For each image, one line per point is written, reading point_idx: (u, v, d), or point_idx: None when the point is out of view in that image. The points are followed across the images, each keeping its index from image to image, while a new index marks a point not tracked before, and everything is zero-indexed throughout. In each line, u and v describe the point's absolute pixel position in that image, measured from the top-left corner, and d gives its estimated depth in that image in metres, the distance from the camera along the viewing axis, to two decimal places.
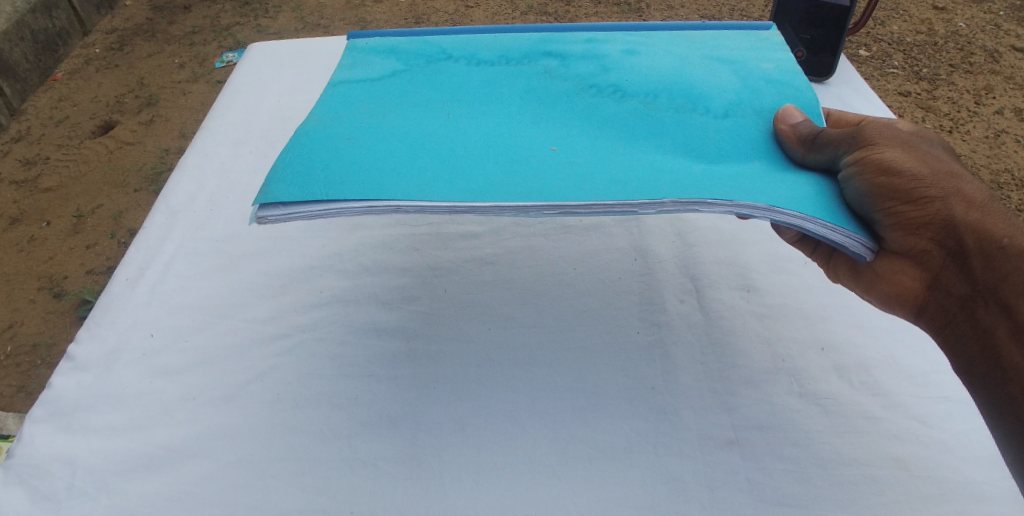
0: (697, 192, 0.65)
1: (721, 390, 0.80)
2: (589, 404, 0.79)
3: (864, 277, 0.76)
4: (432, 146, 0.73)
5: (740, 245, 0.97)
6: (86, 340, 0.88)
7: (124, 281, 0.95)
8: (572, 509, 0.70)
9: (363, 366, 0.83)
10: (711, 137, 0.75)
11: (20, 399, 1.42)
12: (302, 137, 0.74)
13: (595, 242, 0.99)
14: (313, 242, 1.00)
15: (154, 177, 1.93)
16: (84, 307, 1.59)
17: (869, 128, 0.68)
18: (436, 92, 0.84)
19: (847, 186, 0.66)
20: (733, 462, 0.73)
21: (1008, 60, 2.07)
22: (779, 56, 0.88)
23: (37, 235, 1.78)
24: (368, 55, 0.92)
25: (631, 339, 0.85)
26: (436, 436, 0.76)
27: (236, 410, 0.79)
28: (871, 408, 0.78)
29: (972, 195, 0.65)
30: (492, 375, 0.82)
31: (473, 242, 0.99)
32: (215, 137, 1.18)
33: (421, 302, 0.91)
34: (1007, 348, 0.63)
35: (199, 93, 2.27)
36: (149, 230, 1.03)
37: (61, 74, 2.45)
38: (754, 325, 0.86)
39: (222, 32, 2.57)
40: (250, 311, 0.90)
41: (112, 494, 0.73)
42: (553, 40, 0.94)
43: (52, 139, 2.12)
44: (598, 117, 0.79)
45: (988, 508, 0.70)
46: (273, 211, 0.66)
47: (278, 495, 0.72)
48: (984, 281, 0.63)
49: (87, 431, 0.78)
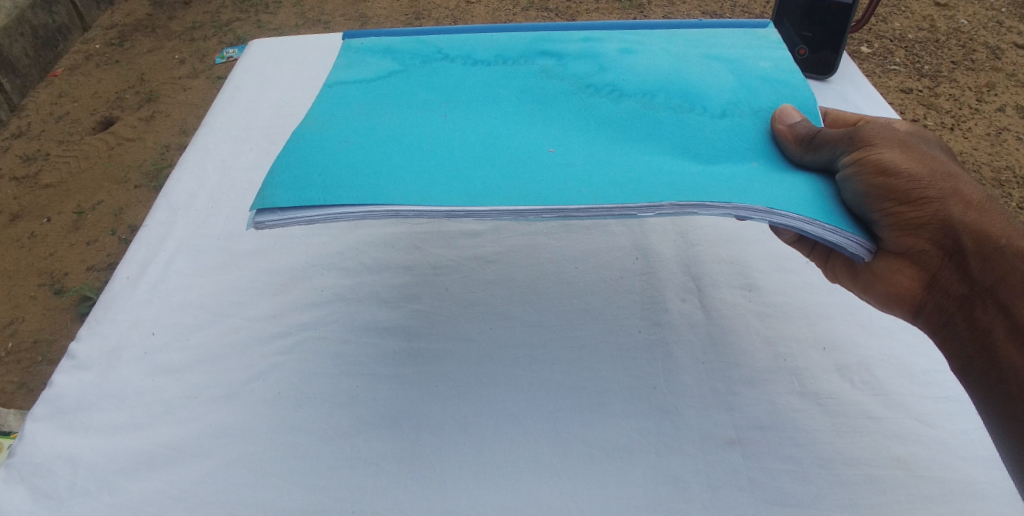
0: (696, 194, 0.65)
1: (722, 390, 0.80)
2: (590, 404, 0.79)
3: (863, 277, 0.76)
4: (430, 148, 0.73)
5: (741, 244, 0.97)
6: (86, 338, 0.88)
7: (124, 279, 0.95)
8: (573, 509, 0.71)
9: (364, 364, 0.83)
10: (709, 137, 0.75)
11: (20, 396, 1.42)
12: (299, 140, 0.74)
13: (596, 241, 0.98)
14: (314, 240, 0.99)
15: (154, 173, 1.93)
16: (84, 303, 1.59)
17: (867, 128, 0.68)
18: (433, 92, 0.83)
19: (846, 187, 0.66)
20: (734, 462, 0.73)
21: (1010, 57, 2.07)
22: (777, 54, 0.88)
23: (37, 231, 1.78)
24: (363, 56, 0.91)
25: (632, 338, 0.85)
26: (437, 434, 0.77)
27: (238, 409, 0.79)
28: (871, 407, 0.78)
29: (969, 195, 0.65)
30: (493, 374, 0.82)
31: (473, 240, 0.99)
32: (216, 134, 1.18)
33: (422, 301, 0.91)
34: (1005, 348, 0.62)
35: (199, 89, 2.27)
36: (150, 228, 1.03)
37: (61, 69, 2.45)
38: (755, 324, 0.86)
39: (222, 28, 2.57)
40: (251, 309, 0.90)
41: (113, 493, 0.73)
42: (549, 39, 0.94)
43: (52, 135, 2.12)
44: (595, 117, 0.79)
45: (989, 508, 0.70)
46: (270, 217, 0.66)
47: (280, 494, 0.72)
48: (982, 281, 0.63)
49: (88, 429, 0.78)
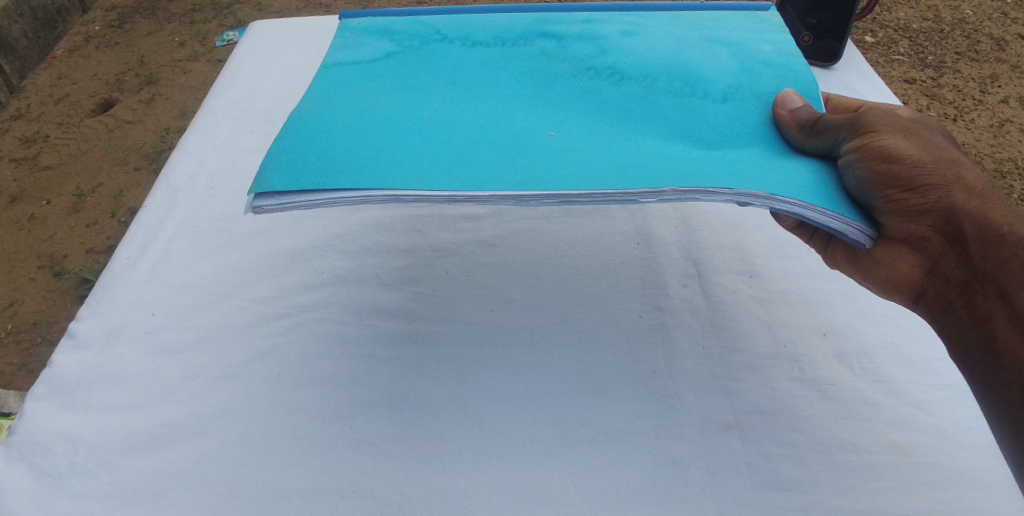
0: (697, 179, 0.64)
1: (722, 375, 0.80)
2: (589, 387, 0.79)
3: (863, 264, 0.76)
4: (430, 130, 0.72)
5: (742, 230, 0.97)
6: (86, 318, 0.87)
7: (124, 259, 0.95)
8: (572, 492, 0.71)
9: (364, 346, 0.84)
10: (710, 122, 0.74)
11: (19, 377, 1.42)
12: (296, 123, 0.73)
13: (597, 226, 0.98)
14: (315, 223, 0.99)
15: (154, 155, 1.93)
16: (85, 285, 1.59)
17: (868, 113, 0.68)
18: (431, 74, 0.83)
19: (847, 173, 0.66)
20: (733, 446, 0.74)
21: (1016, 48, 2.05)
22: (779, 38, 0.87)
23: (37, 213, 1.78)
24: (361, 36, 0.91)
25: (632, 323, 0.85)
26: (437, 416, 0.77)
27: (238, 389, 0.79)
28: (871, 394, 0.78)
29: (972, 182, 0.65)
30: (494, 357, 0.82)
31: (474, 224, 0.99)
32: (216, 115, 1.17)
33: (423, 284, 0.91)
34: (1004, 334, 0.63)
35: (199, 72, 2.25)
36: (149, 209, 1.02)
37: (61, 51, 2.43)
38: (755, 310, 0.86)
39: (223, 11, 2.55)
40: (251, 291, 0.90)
41: (113, 472, 0.73)
42: (550, 20, 0.93)
43: (52, 117, 2.11)
44: (596, 100, 0.78)
45: (986, 495, 0.70)
46: (269, 201, 0.66)
47: (278, 474, 0.72)
48: (983, 268, 0.64)
49: (89, 409, 0.78)
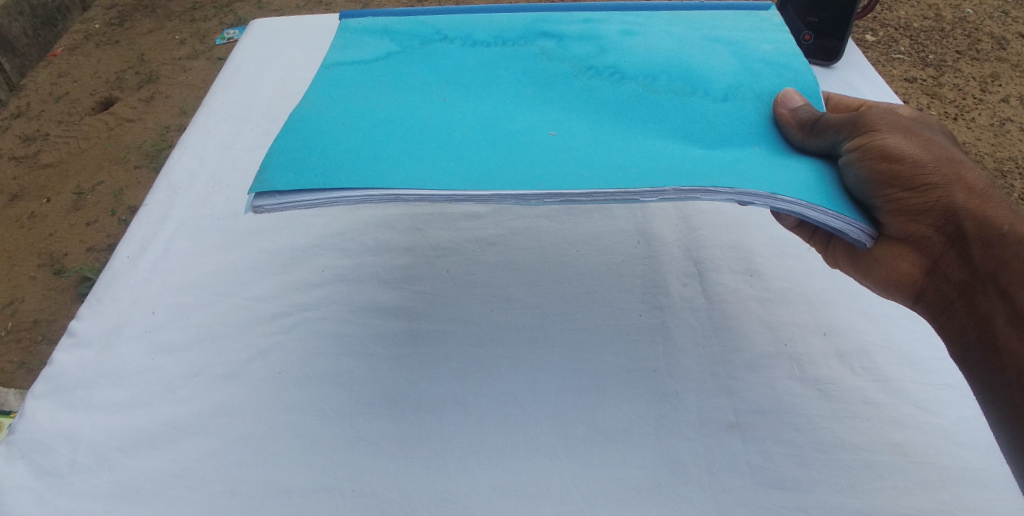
0: (698, 179, 0.64)
1: (722, 374, 0.80)
2: (590, 386, 0.79)
3: (863, 263, 0.76)
4: (429, 130, 0.72)
5: (743, 229, 0.97)
6: (86, 317, 0.87)
7: (124, 258, 0.95)
8: (572, 491, 0.71)
9: (365, 344, 0.83)
10: (710, 121, 0.74)
11: (20, 375, 1.42)
12: (296, 122, 0.73)
13: (597, 224, 0.98)
14: (315, 221, 0.99)
15: (154, 153, 1.93)
16: (85, 284, 1.59)
17: (868, 113, 0.68)
18: (431, 74, 0.83)
19: (847, 172, 0.66)
20: (733, 446, 0.74)
21: (1016, 47, 2.05)
22: (779, 37, 0.87)
23: (37, 211, 1.78)
24: (361, 36, 0.90)
25: (633, 323, 0.85)
26: (437, 415, 0.77)
27: (238, 387, 0.79)
28: (871, 393, 0.78)
29: (972, 182, 0.65)
30: (494, 356, 0.82)
31: (475, 223, 0.99)
32: (216, 113, 1.17)
33: (424, 282, 0.91)
34: (1004, 334, 0.62)
35: (199, 70, 2.25)
36: (150, 207, 1.02)
37: (60, 49, 2.43)
38: (756, 309, 0.86)
39: (223, 9, 2.55)
40: (251, 289, 0.90)
41: (113, 470, 0.73)
42: (550, 19, 0.93)
43: (52, 115, 2.11)
44: (596, 100, 0.78)
45: (987, 495, 0.70)
46: (269, 201, 0.66)
47: (279, 473, 0.72)
48: (983, 267, 0.63)
49: (89, 407, 0.78)
